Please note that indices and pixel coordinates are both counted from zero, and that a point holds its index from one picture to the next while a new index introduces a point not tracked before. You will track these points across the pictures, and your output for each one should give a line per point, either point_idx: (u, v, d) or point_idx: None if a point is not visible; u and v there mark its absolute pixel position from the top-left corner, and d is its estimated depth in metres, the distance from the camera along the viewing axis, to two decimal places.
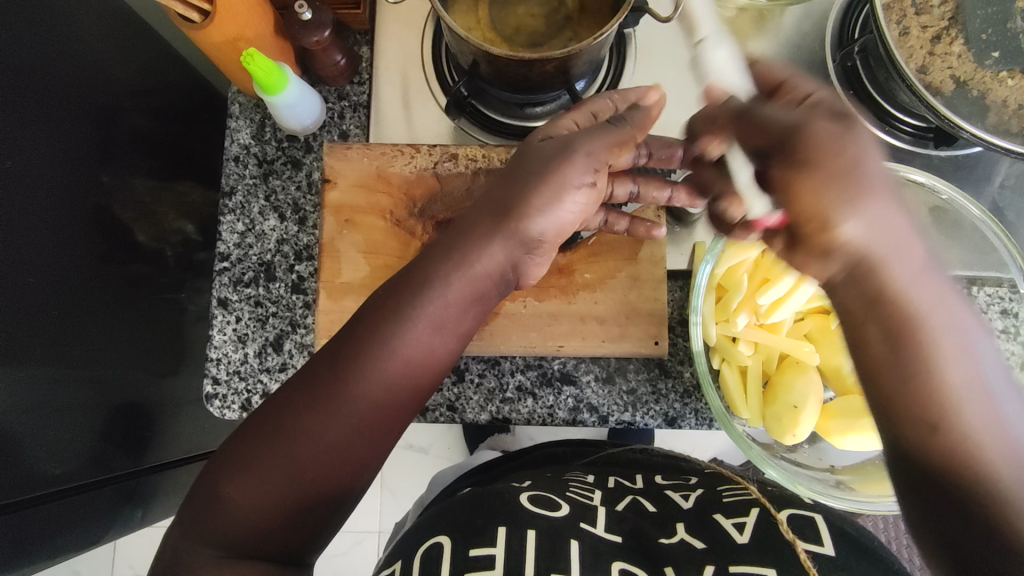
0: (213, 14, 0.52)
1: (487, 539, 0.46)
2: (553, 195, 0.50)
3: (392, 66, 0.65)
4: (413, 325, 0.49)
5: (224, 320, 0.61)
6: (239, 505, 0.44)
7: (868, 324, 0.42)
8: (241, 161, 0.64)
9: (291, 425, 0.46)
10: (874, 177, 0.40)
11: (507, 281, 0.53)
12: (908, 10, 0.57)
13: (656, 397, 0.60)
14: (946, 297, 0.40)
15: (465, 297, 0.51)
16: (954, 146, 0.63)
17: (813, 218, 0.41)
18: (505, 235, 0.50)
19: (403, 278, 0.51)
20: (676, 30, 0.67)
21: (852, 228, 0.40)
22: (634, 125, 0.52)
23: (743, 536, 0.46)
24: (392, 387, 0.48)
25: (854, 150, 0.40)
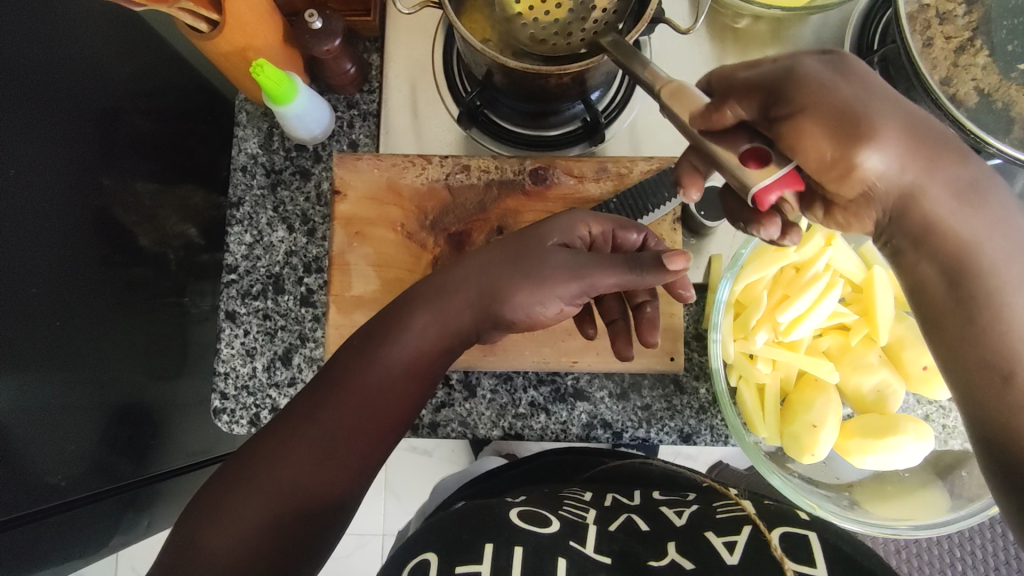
0: (222, 24, 0.51)
1: (475, 556, 0.46)
2: (540, 296, 0.49)
3: (401, 74, 0.64)
4: (383, 372, 0.48)
5: (232, 333, 0.60)
6: (215, 554, 0.41)
7: (918, 265, 0.40)
8: (249, 171, 0.63)
9: (267, 469, 0.44)
10: (876, 100, 0.38)
11: (471, 340, 0.53)
12: (932, 20, 0.55)
13: (670, 413, 0.59)
14: (1021, 249, 0.37)
15: (437, 347, 0.50)
16: (976, 157, 0.61)
17: (834, 165, 0.39)
18: (481, 311, 0.50)
19: (377, 324, 0.51)
20: (692, 38, 0.66)
21: (873, 165, 0.37)
22: (651, 271, 0.46)
23: (733, 557, 0.44)
24: (364, 421, 0.47)
25: (853, 85, 0.38)
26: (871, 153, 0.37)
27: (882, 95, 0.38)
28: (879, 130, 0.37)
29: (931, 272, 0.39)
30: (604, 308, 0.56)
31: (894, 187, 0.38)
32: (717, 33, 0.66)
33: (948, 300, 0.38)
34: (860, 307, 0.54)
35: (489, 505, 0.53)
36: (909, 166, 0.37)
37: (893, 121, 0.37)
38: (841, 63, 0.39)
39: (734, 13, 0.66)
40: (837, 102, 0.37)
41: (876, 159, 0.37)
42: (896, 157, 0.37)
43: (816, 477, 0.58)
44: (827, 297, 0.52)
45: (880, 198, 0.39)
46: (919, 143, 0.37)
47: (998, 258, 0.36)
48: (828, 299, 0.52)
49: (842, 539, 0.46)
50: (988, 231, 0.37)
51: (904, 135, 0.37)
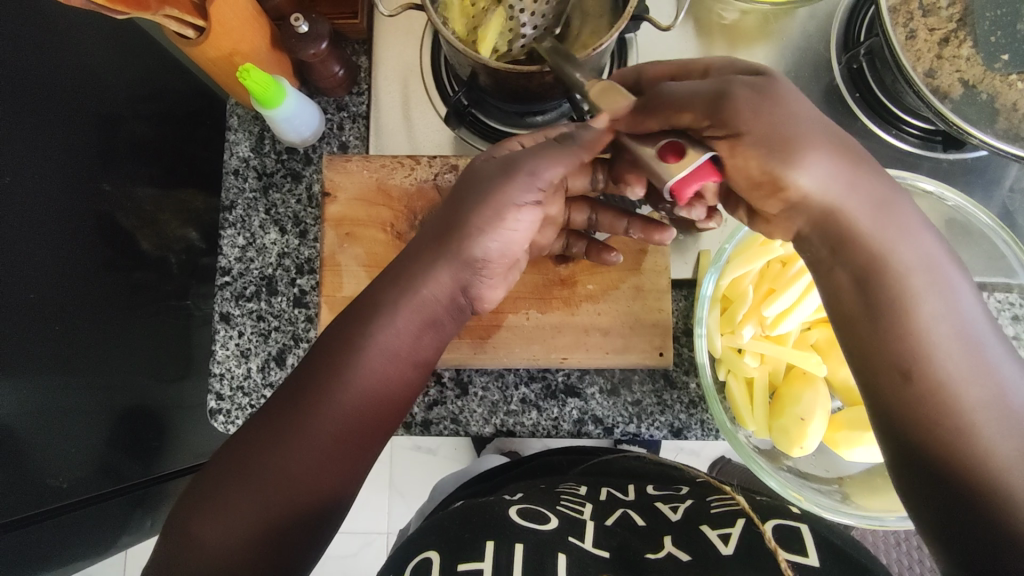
0: (208, 29, 0.51)
1: (478, 553, 0.46)
2: (495, 212, 0.47)
3: (390, 76, 0.65)
4: (363, 358, 0.47)
5: (226, 334, 0.61)
6: (210, 547, 0.42)
7: (834, 269, 0.42)
8: (241, 174, 0.63)
9: (258, 460, 0.45)
10: (807, 126, 0.40)
11: (459, 303, 0.52)
12: (915, 12, 0.55)
13: (661, 408, 0.60)
14: (933, 267, 0.39)
15: (419, 324, 0.50)
16: (964, 148, 0.62)
17: (766, 180, 0.41)
18: (449, 259, 0.49)
19: (354, 308, 0.50)
20: (678, 34, 0.66)
21: (804, 182, 0.40)
22: (583, 145, 0.46)
23: (727, 548, 0.45)
24: (353, 426, 0.47)
25: (783, 112, 0.40)
26: (801, 169, 0.40)
27: (805, 109, 0.41)
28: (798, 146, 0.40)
29: (841, 277, 0.41)
30: (608, 226, 0.57)
31: (821, 199, 0.40)
32: (705, 29, 0.66)
33: (861, 299, 0.40)
34: None
35: (486, 504, 0.53)
36: (832, 181, 0.39)
37: (819, 141, 0.40)
38: (770, 78, 0.42)
39: (720, 9, 0.67)
40: (768, 121, 0.40)
41: (806, 174, 0.40)
42: (828, 169, 0.40)
43: (807, 472, 0.59)
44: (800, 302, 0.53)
45: (809, 211, 0.41)
46: (846, 158, 0.40)
47: (908, 265, 0.39)
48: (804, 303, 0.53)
49: (837, 535, 0.46)
50: (900, 247, 0.39)
51: (831, 153, 0.40)
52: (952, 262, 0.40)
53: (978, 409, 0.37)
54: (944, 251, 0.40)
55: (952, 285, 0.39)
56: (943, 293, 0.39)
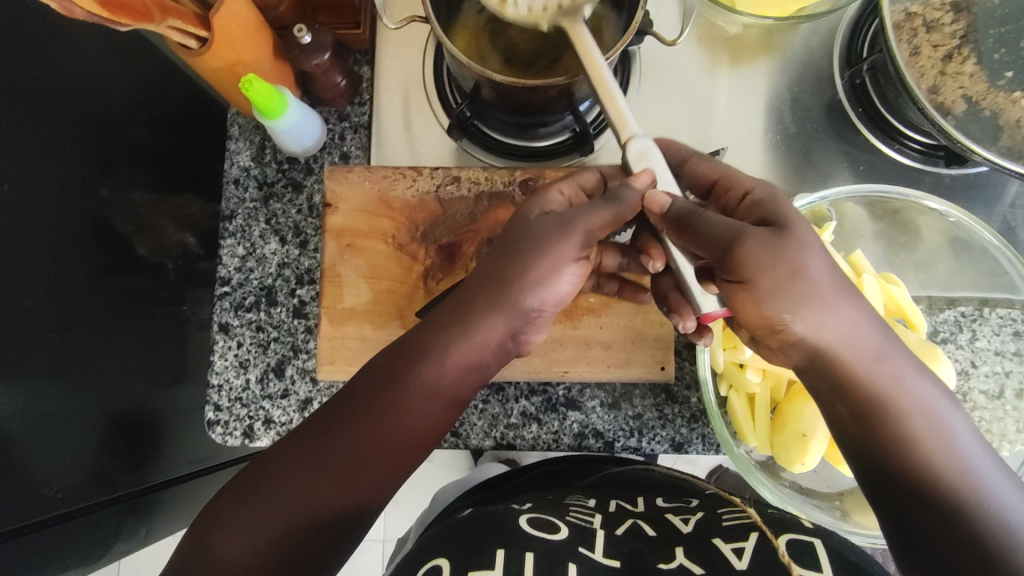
0: (212, 41, 0.51)
1: (487, 561, 0.46)
2: (549, 266, 0.47)
3: (392, 86, 0.65)
4: (408, 391, 0.48)
5: (225, 345, 0.61)
6: (232, 559, 0.42)
7: (835, 404, 0.44)
8: (242, 184, 0.63)
9: (277, 479, 0.45)
10: (819, 282, 0.43)
11: (506, 352, 0.51)
12: (919, 28, 0.55)
13: (662, 422, 0.59)
14: (930, 411, 0.43)
15: (464, 366, 0.49)
16: (965, 164, 0.61)
17: (762, 327, 0.45)
18: (504, 310, 0.48)
19: (399, 347, 0.50)
20: (683, 48, 0.66)
21: (798, 328, 0.43)
22: (627, 206, 0.46)
23: (741, 562, 0.44)
24: (382, 444, 0.47)
25: (786, 265, 0.42)
26: (790, 314, 0.43)
27: (816, 262, 0.43)
28: (813, 301, 0.43)
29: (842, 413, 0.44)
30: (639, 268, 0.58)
31: (824, 345, 0.43)
32: (707, 41, 0.66)
33: (863, 433, 0.43)
34: None
35: (496, 512, 0.52)
36: (806, 315, 0.43)
37: (790, 267, 0.42)
38: (785, 236, 0.43)
39: (723, 22, 0.66)
40: (775, 273, 0.42)
41: (794, 319, 0.43)
42: (843, 324, 0.43)
43: (809, 487, 0.58)
44: None
45: (800, 351, 0.45)
46: (810, 297, 0.43)
47: (910, 408, 0.42)
48: None
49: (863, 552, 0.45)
50: (900, 387, 0.43)
51: (804, 298, 0.43)
52: (914, 364, 0.44)
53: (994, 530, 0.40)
54: (934, 387, 0.44)
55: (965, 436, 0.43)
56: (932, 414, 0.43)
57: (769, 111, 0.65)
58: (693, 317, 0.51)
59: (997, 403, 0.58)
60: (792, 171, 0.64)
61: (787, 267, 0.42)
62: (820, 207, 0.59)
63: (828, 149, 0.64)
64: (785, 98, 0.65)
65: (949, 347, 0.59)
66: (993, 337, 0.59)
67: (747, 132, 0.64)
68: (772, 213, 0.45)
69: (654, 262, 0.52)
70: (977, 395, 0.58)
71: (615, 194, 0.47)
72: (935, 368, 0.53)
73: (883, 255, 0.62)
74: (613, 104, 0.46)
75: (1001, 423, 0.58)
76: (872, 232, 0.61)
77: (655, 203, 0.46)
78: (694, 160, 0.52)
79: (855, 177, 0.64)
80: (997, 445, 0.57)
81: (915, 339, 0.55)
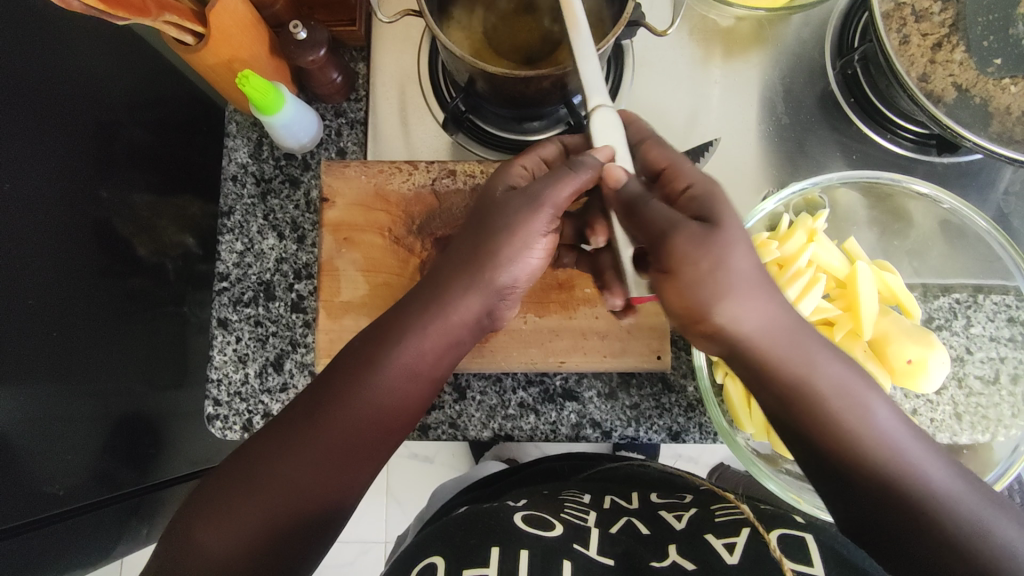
0: (208, 36, 0.52)
1: (481, 559, 0.46)
2: (521, 242, 0.47)
3: (388, 82, 0.65)
4: (385, 373, 0.48)
5: (224, 340, 0.61)
6: (216, 551, 0.43)
7: (760, 393, 0.45)
8: (240, 180, 0.64)
9: (263, 468, 0.45)
10: (739, 278, 0.43)
11: (480, 327, 0.51)
12: (908, 17, 0.56)
13: (659, 411, 0.60)
14: (852, 398, 0.43)
15: (441, 345, 0.49)
16: (957, 153, 0.62)
17: (689, 314, 0.45)
18: (480, 288, 0.48)
19: (377, 327, 0.50)
20: (675, 39, 0.67)
21: (721, 318, 0.43)
22: (591, 168, 0.46)
23: (732, 557, 0.44)
24: (363, 429, 0.47)
25: (711, 258, 0.42)
26: (718, 307, 0.43)
27: (740, 258, 0.43)
28: (732, 292, 0.43)
29: (768, 400, 0.45)
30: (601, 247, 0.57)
31: (747, 337, 0.44)
32: (700, 34, 0.67)
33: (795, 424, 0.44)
34: (844, 302, 0.56)
35: (491, 510, 0.53)
36: (737, 306, 0.43)
37: (718, 263, 0.42)
38: (717, 230, 0.43)
39: (715, 15, 0.67)
40: (699, 265, 0.42)
41: (721, 310, 0.43)
42: (760, 314, 0.43)
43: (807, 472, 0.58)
44: (807, 293, 0.53)
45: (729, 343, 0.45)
46: (732, 288, 0.43)
47: (828, 394, 0.43)
48: (808, 295, 0.53)
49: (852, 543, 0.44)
50: (824, 374, 0.43)
51: (731, 290, 0.43)
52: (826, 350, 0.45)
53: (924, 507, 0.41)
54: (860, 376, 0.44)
55: (884, 416, 0.44)
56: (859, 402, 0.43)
57: (762, 102, 0.65)
58: (621, 295, 0.53)
59: (993, 388, 0.58)
60: (785, 161, 0.64)
61: (711, 261, 0.42)
62: (812, 193, 0.60)
63: (822, 139, 0.65)
64: (777, 89, 0.66)
65: (943, 334, 0.59)
66: (988, 323, 0.59)
67: (740, 124, 0.65)
68: (709, 209, 0.44)
69: (598, 237, 0.53)
70: (974, 380, 0.59)
71: (579, 162, 0.46)
72: (931, 354, 0.53)
73: (876, 243, 0.62)
74: (584, 70, 0.47)
75: (997, 408, 0.58)
76: (865, 219, 0.62)
77: (612, 178, 0.46)
78: (649, 142, 0.49)
79: (848, 166, 0.64)
80: (994, 431, 0.57)
81: (909, 324, 0.55)
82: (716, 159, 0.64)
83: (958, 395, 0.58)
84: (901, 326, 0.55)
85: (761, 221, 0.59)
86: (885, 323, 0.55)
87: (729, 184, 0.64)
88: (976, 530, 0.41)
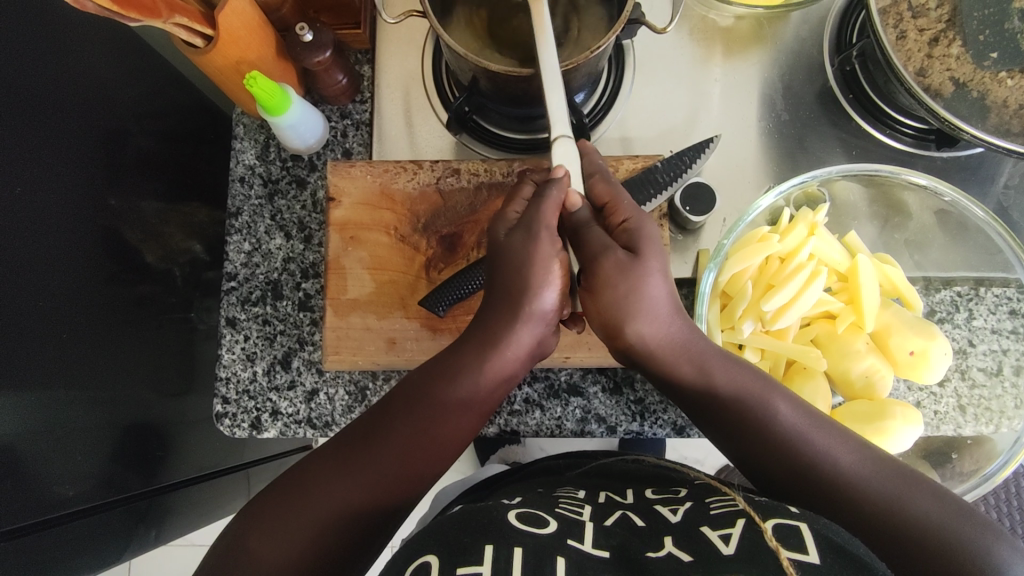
0: (216, 39, 0.53)
1: (475, 557, 0.43)
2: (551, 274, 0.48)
3: (393, 84, 0.67)
4: (442, 404, 0.49)
5: (232, 339, 0.62)
6: (266, 561, 0.42)
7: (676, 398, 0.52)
8: (247, 182, 0.65)
9: (317, 486, 0.46)
10: (651, 302, 0.48)
11: (531, 359, 0.52)
12: (905, 13, 0.57)
13: (663, 406, 0.60)
14: (762, 402, 0.48)
15: (496, 379, 0.50)
16: (957, 147, 0.63)
17: (607, 330, 0.50)
18: (525, 319, 0.49)
19: (434, 361, 0.51)
20: (674, 38, 0.67)
21: (632, 334, 0.49)
22: (558, 189, 0.49)
23: (729, 547, 0.42)
24: (415, 458, 0.48)
25: (628, 286, 0.48)
26: (630, 326, 0.49)
27: (655, 285, 0.48)
28: (644, 313, 0.48)
29: (689, 404, 0.51)
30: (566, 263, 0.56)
31: (655, 349, 0.50)
32: (700, 33, 0.68)
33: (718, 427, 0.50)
34: (846, 296, 0.56)
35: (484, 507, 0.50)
36: (645, 324, 0.49)
37: (633, 289, 0.48)
38: (638, 260, 0.48)
39: (714, 15, 0.68)
40: (616, 289, 0.48)
41: (634, 330, 0.49)
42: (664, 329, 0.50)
43: None
44: (811, 285, 0.54)
45: (647, 355, 0.50)
46: (640, 310, 0.48)
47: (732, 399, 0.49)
48: (812, 286, 0.53)
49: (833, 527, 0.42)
50: (730, 383, 0.49)
51: (643, 313, 0.48)
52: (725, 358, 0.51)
53: (851, 495, 0.43)
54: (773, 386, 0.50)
55: (790, 416, 0.48)
56: (767, 405, 0.48)
57: (762, 100, 0.66)
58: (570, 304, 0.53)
59: (996, 379, 0.59)
60: (785, 158, 0.65)
61: (628, 286, 0.48)
62: (812, 187, 0.60)
63: (822, 135, 0.65)
64: (777, 87, 0.66)
65: (945, 326, 0.60)
66: (990, 316, 0.60)
67: (741, 122, 0.66)
68: (637, 239, 0.49)
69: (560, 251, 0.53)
70: (977, 372, 0.59)
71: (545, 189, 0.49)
72: (933, 346, 0.54)
73: (878, 237, 0.63)
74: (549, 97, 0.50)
75: (1000, 400, 0.58)
76: (867, 212, 0.63)
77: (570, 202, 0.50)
78: (596, 178, 0.52)
79: (849, 162, 0.65)
80: (998, 422, 0.58)
81: (911, 316, 0.55)
82: (718, 155, 0.65)
83: (960, 387, 0.59)
84: (903, 318, 0.55)
85: (762, 215, 0.60)
86: (887, 315, 0.55)
87: (731, 181, 0.64)
88: (889, 506, 0.42)
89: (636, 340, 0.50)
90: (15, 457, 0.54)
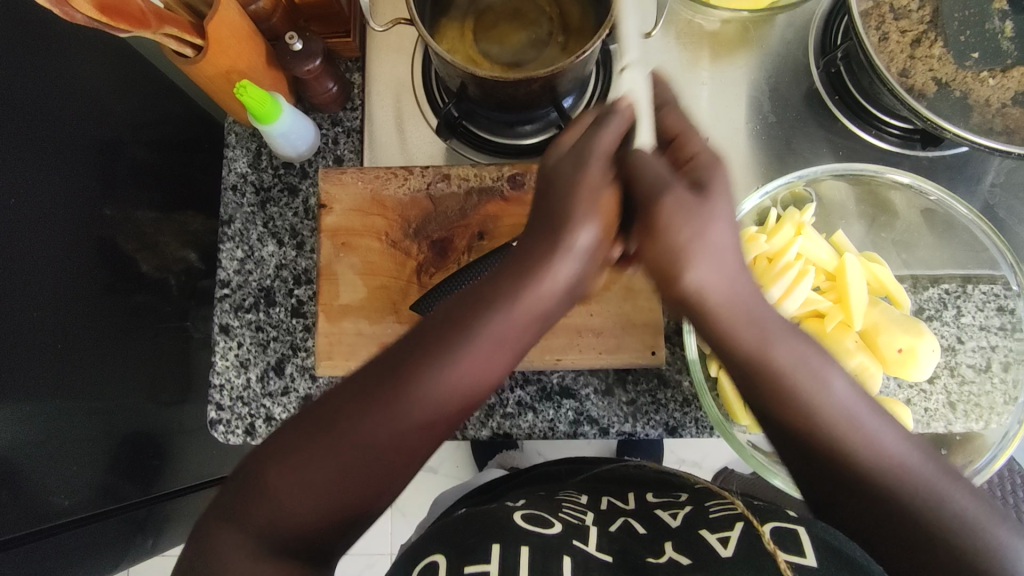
0: (206, 48, 0.53)
1: (483, 556, 0.45)
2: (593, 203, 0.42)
3: (383, 91, 0.67)
4: (438, 374, 0.41)
5: (226, 346, 0.62)
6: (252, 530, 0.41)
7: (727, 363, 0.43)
8: (239, 190, 0.65)
9: (307, 450, 0.42)
10: (713, 248, 0.41)
11: (550, 309, 0.43)
12: (887, 16, 0.57)
13: (655, 407, 0.60)
14: (813, 371, 0.41)
15: (514, 334, 0.43)
16: (941, 146, 0.63)
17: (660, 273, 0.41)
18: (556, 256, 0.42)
19: (432, 320, 0.43)
20: (661, 44, 0.68)
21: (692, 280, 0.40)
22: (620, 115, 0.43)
23: (726, 550, 0.44)
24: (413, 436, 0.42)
25: (693, 228, 0.40)
26: (692, 271, 0.40)
27: (721, 231, 0.41)
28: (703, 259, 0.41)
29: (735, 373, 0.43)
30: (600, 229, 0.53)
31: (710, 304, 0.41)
32: (687, 38, 0.68)
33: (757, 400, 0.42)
34: (834, 295, 0.57)
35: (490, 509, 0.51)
36: (709, 273, 0.41)
37: (698, 232, 0.40)
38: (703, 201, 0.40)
39: (700, 20, 0.69)
40: (681, 227, 0.40)
41: (694, 275, 0.40)
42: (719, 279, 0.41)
43: None
44: (799, 284, 0.54)
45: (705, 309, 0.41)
46: (699, 256, 0.40)
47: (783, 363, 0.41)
48: (800, 285, 0.54)
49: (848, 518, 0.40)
50: (780, 344, 0.41)
51: (705, 258, 0.41)
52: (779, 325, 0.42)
53: (882, 483, 0.40)
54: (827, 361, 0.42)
55: (844, 391, 0.41)
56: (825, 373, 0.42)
57: (749, 103, 0.67)
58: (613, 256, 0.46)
59: (985, 376, 0.59)
60: (773, 159, 0.66)
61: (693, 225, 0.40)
62: (798, 186, 0.61)
63: (810, 136, 0.66)
64: (764, 89, 0.67)
65: (935, 323, 0.60)
66: (978, 313, 0.60)
67: (728, 124, 0.66)
68: (710, 180, 0.41)
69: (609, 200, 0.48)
70: (966, 368, 0.59)
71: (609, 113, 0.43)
72: (921, 343, 0.54)
73: (865, 236, 0.63)
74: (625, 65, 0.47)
75: (989, 396, 0.59)
76: (854, 212, 0.63)
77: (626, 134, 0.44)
78: (667, 109, 0.46)
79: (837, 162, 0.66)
80: (987, 419, 0.58)
81: (899, 314, 0.56)
82: None
83: (950, 384, 0.59)
84: (891, 316, 0.55)
85: (750, 216, 0.61)
86: (875, 313, 0.56)
87: None
88: (926, 499, 0.39)
89: (692, 289, 0.41)
90: (10, 468, 0.54)
